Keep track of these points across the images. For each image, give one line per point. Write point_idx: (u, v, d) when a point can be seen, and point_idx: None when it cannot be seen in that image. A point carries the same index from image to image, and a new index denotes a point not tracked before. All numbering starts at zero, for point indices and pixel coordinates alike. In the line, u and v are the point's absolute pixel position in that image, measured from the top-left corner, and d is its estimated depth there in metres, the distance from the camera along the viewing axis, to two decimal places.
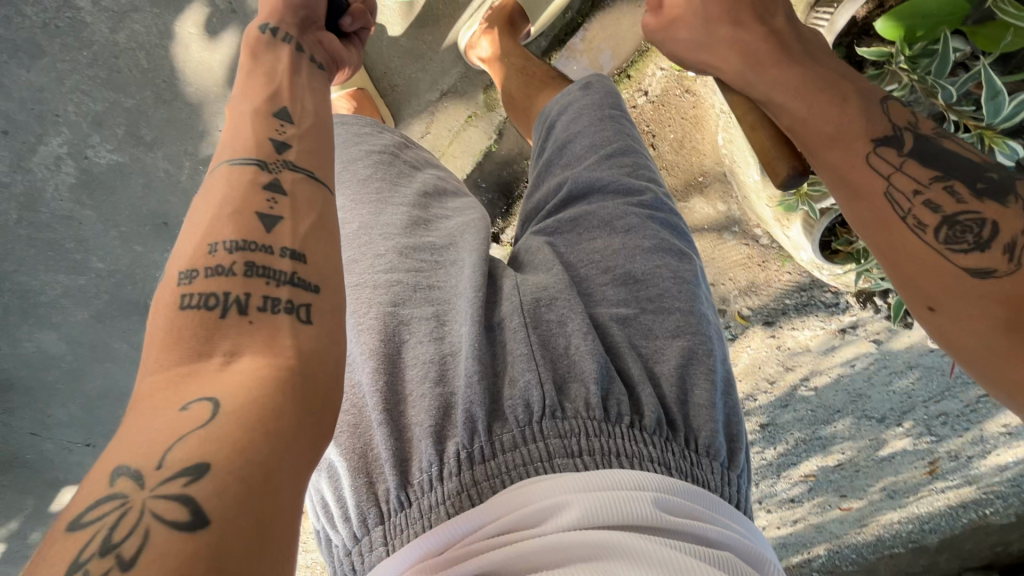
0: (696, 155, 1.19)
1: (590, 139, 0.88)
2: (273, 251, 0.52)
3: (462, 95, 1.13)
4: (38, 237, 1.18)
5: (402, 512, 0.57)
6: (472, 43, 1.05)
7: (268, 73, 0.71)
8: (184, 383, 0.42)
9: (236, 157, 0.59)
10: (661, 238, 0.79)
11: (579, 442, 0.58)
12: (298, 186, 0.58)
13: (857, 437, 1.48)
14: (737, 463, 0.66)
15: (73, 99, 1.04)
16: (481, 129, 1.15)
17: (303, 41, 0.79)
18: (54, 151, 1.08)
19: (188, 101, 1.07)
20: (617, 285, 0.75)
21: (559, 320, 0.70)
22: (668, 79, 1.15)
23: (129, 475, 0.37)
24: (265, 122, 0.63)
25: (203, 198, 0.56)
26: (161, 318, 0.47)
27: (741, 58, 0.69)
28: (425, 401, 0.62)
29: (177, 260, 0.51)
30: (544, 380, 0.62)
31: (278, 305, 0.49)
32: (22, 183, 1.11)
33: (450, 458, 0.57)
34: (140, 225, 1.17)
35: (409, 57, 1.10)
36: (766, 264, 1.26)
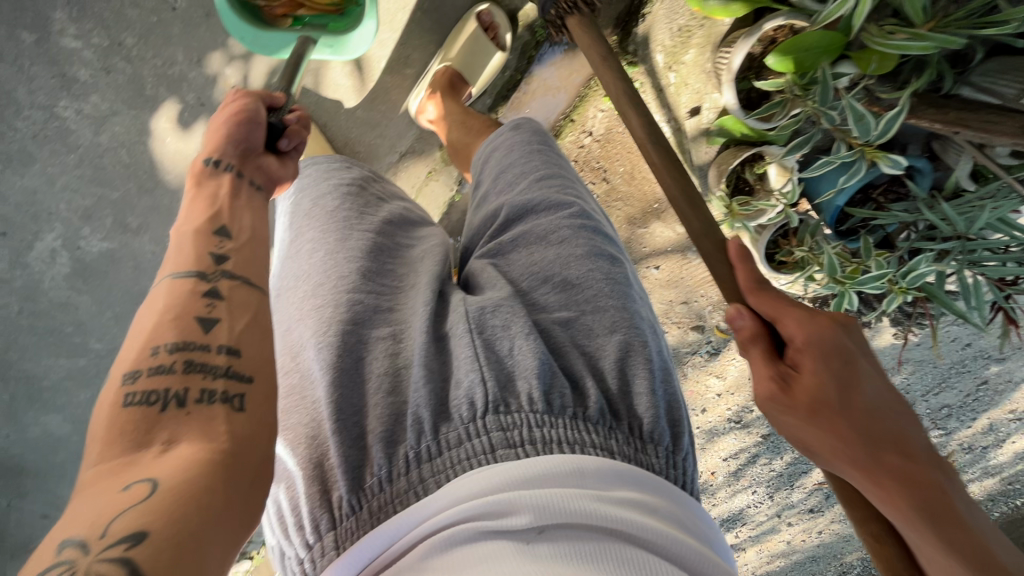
0: (648, 183, 1.26)
1: (521, 167, 0.94)
2: (211, 348, 0.55)
3: (420, 153, 1.22)
4: (40, 326, 1.25)
5: (353, 516, 0.61)
6: (421, 108, 1.14)
7: (210, 200, 0.71)
8: (124, 471, 0.44)
9: (176, 272, 0.62)
10: (594, 243, 0.85)
11: (520, 433, 0.63)
12: (236, 293, 0.61)
13: None
14: (682, 445, 0.71)
15: (63, 197, 1.13)
16: (443, 182, 1.24)
17: (243, 169, 0.77)
18: (49, 245, 1.17)
19: (168, 187, 1.17)
20: (556, 291, 0.81)
21: (503, 324, 0.75)
22: (609, 118, 1.21)
23: (75, 544, 0.39)
24: (202, 240, 0.65)
25: (146, 310, 0.59)
26: (103, 415, 0.49)
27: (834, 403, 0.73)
28: (377, 409, 0.68)
29: (121, 362, 0.53)
30: (486, 379, 0.67)
31: (216, 394, 0.52)
32: (22, 278, 1.19)
33: (400, 459, 0.63)
34: (132, 304, 1.25)
35: (366, 126, 1.18)
36: None
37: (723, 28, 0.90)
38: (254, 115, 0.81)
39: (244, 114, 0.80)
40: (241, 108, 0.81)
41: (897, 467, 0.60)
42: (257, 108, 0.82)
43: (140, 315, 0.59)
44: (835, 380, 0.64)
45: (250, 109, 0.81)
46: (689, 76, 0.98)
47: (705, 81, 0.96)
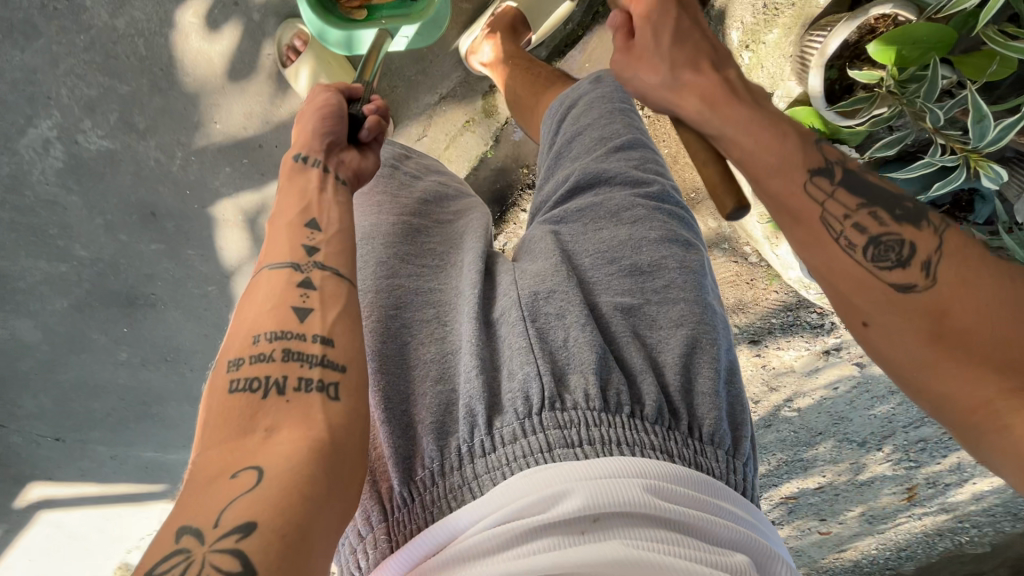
0: (689, 171, 1.22)
1: (600, 131, 0.95)
2: (306, 337, 0.54)
3: (461, 100, 1.15)
4: (24, 223, 1.16)
5: (405, 507, 0.65)
6: (474, 48, 1.06)
7: (300, 193, 0.69)
8: (231, 454, 0.47)
9: (274, 263, 0.62)
10: (667, 228, 0.90)
11: (579, 433, 0.64)
12: (328, 282, 0.60)
13: (839, 460, 1.49)
14: (743, 450, 0.74)
15: (68, 83, 1.02)
16: (478, 135, 1.18)
17: (329, 163, 0.74)
18: (43, 133, 1.06)
19: (184, 90, 1.07)
20: (623, 275, 0.85)
21: (557, 312, 0.79)
22: None
23: (193, 531, 0.42)
24: (295, 230, 0.64)
25: (249, 301, 0.60)
26: (212, 401, 0.51)
27: (700, 97, 0.67)
28: (429, 400, 0.72)
29: (230, 351, 0.56)
30: (541, 372, 0.70)
31: (313, 385, 0.52)
32: (8, 165, 1.08)
33: (452, 453, 0.66)
34: (127, 214, 1.18)
35: (409, 60, 1.08)
36: (754, 282, 1.28)
37: (816, 9, 0.83)
38: (337, 107, 0.77)
39: (324, 108, 0.75)
40: (325, 101, 0.77)
41: (717, 98, 0.66)
42: (338, 101, 0.78)
43: (242, 304, 0.60)
44: (655, 28, 0.70)
45: (330, 103, 0.77)
46: (765, 58, 0.91)
47: (785, 65, 0.89)
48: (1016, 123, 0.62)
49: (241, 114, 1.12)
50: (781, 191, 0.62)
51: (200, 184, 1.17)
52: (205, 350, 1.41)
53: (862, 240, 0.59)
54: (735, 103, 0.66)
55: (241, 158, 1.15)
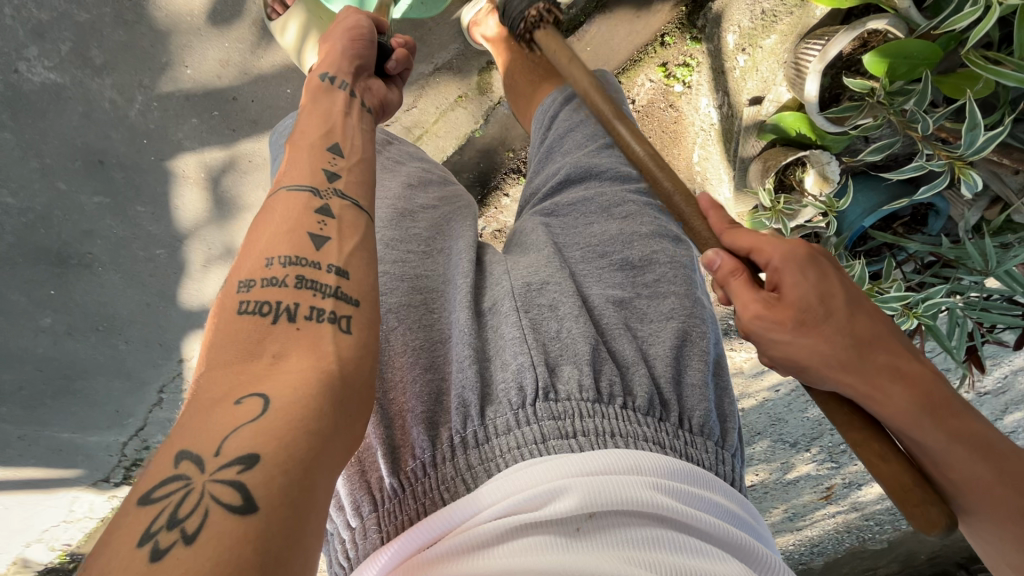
0: (671, 168, 1.21)
1: (591, 130, 0.89)
2: (321, 267, 0.54)
3: (457, 73, 1.11)
4: None
5: (395, 498, 0.59)
6: (477, 20, 1.01)
7: (325, 113, 0.69)
8: (235, 379, 0.45)
9: (292, 184, 0.61)
10: (658, 224, 0.84)
11: (573, 423, 0.59)
12: (347, 213, 0.59)
13: (771, 459, 1.58)
14: (730, 442, 0.69)
15: (14, 2, 0.93)
16: (470, 112, 1.14)
17: (356, 87, 0.77)
18: None
19: (154, 26, 0.98)
20: (614, 270, 0.79)
21: (550, 304, 0.72)
22: (655, 90, 1.16)
23: (192, 458, 0.40)
24: (317, 154, 0.64)
25: (260, 222, 0.57)
26: (220, 320, 0.50)
27: (887, 376, 0.57)
28: (418, 388, 0.65)
29: (237, 270, 0.53)
30: (535, 362, 0.63)
31: (325, 315, 0.51)
32: None
33: (445, 443, 0.60)
34: (70, 159, 1.05)
35: (407, 25, 1.06)
36: None
37: (813, 20, 0.89)
38: (367, 35, 0.81)
39: (356, 33, 0.79)
40: (356, 24, 0.80)
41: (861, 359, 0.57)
42: (367, 28, 0.81)
43: (254, 221, 0.58)
44: (789, 277, 0.58)
45: (360, 29, 0.80)
46: (762, 61, 0.96)
47: (778, 71, 0.93)
48: (999, 135, 0.68)
49: (216, 61, 1.03)
50: (967, 472, 0.56)
51: (160, 133, 1.06)
52: (142, 322, 1.26)
53: None
54: (909, 372, 0.57)
55: (212, 109, 1.06)
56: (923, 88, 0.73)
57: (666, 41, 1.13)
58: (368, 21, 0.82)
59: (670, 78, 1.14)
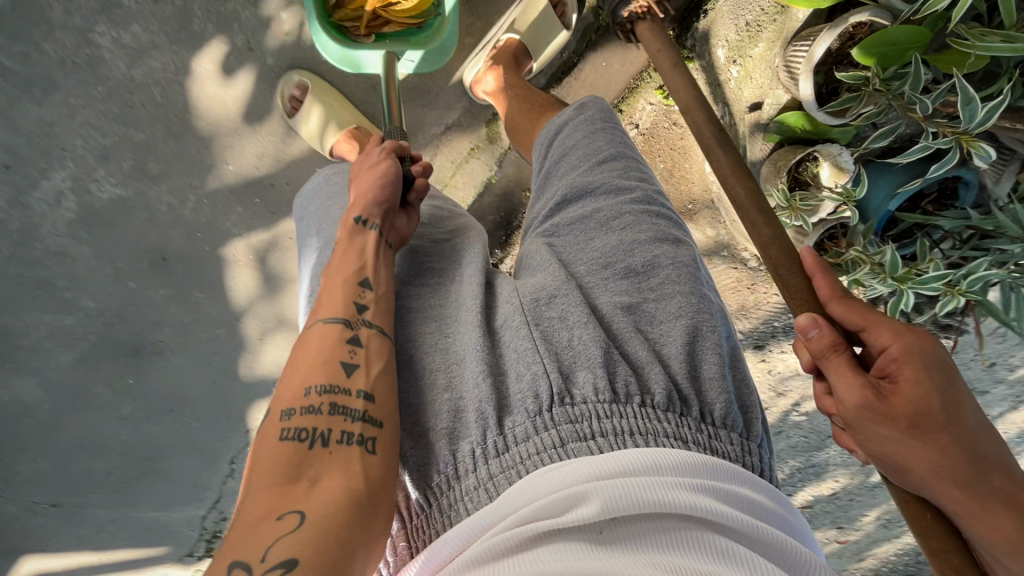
0: (685, 183, 1.27)
1: (584, 150, 0.84)
2: (352, 392, 0.58)
3: (466, 129, 1.19)
4: (35, 276, 1.14)
5: (423, 513, 0.57)
6: (478, 79, 1.10)
7: (355, 255, 0.73)
8: (276, 498, 0.50)
9: (326, 316, 0.66)
10: (658, 228, 0.75)
11: (591, 424, 0.56)
12: (375, 340, 0.64)
13: (851, 463, 1.48)
14: (755, 432, 0.64)
15: (82, 134, 1.01)
16: (483, 161, 1.21)
17: (384, 228, 0.79)
18: (55, 186, 1.05)
19: (199, 135, 1.07)
20: (618, 279, 0.71)
21: (560, 316, 0.66)
22: (657, 113, 1.21)
23: (242, 565, 0.45)
24: (349, 288, 0.68)
25: (300, 352, 0.63)
26: (265, 442, 0.55)
27: (962, 462, 0.57)
28: (439, 406, 0.61)
29: (280, 398, 0.58)
30: (549, 370, 0.60)
31: (355, 437, 0.56)
32: (17, 220, 1.07)
33: (465, 456, 0.56)
34: (137, 261, 1.17)
35: (415, 93, 1.13)
36: (756, 286, 1.30)
37: (797, 23, 0.90)
38: (396, 178, 0.82)
39: (388, 177, 0.81)
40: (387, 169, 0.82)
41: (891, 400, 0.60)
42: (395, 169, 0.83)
43: (294, 350, 0.64)
44: (926, 377, 0.58)
45: (389, 171, 0.82)
46: (753, 70, 0.99)
47: (771, 76, 0.95)
48: (999, 106, 0.69)
49: (253, 155, 1.13)
50: None
51: (211, 226, 1.17)
52: (212, 397, 1.35)
53: None
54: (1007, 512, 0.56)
55: (254, 197, 1.17)
56: (915, 71, 0.74)
57: None
58: (395, 161, 0.84)
59: (670, 100, 1.19)
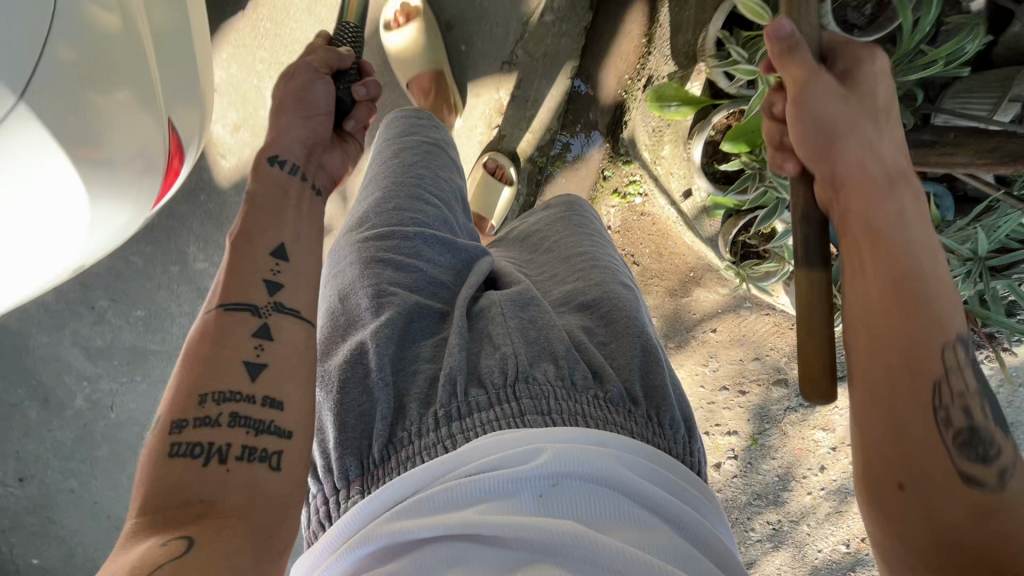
0: (677, 256, 1.36)
1: (553, 229, 1.03)
2: (257, 401, 0.57)
3: None
4: None
5: (379, 467, 0.62)
6: None
7: (277, 189, 0.76)
8: (170, 525, 0.47)
9: (229, 302, 0.63)
10: (603, 272, 0.89)
11: (546, 403, 0.64)
12: (286, 334, 0.63)
13: None
14: (696, 441, 0.71)
15: None
16: None
17: (308, 164, 0.82)
18: None
19: None
20: (573, 308, 0.84)
21: (531, 318, 0.76)
22: (622, 212, 1.33)
23: None
24: (259, 262, 0.67)
25: (194, 344, 0.60)
26: (152, 455, 0.52)
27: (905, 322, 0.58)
28: (420, 378, 0.69)
29: (168, 403, 0.55)
30: (518, 352, 0.68)
31: (258, 453, 0.54)
32: None
33: (430, 417, 0.63)
34: None
35: None
36: (796, 324, 1.41)
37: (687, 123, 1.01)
38: (318, 110, 0.86)
39: (308, 109, 0.85)
40: (310, 100, 0.86)
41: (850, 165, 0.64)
42: (320, 96, 0.87)
43: (186, 342, 0.61)
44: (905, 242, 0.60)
45: (311, 98, 0.86)
46: (672, 166, 1.08)
47: (686, 167, 1.04)
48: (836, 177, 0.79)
49: None
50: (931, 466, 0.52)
51: None
52: None
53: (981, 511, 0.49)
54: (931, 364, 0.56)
55: None
56: (769, 159, 0.83)
57: (606, 175, 1.31)
58: (325, 85, 0.87)
59: (628, 198, 1.31)
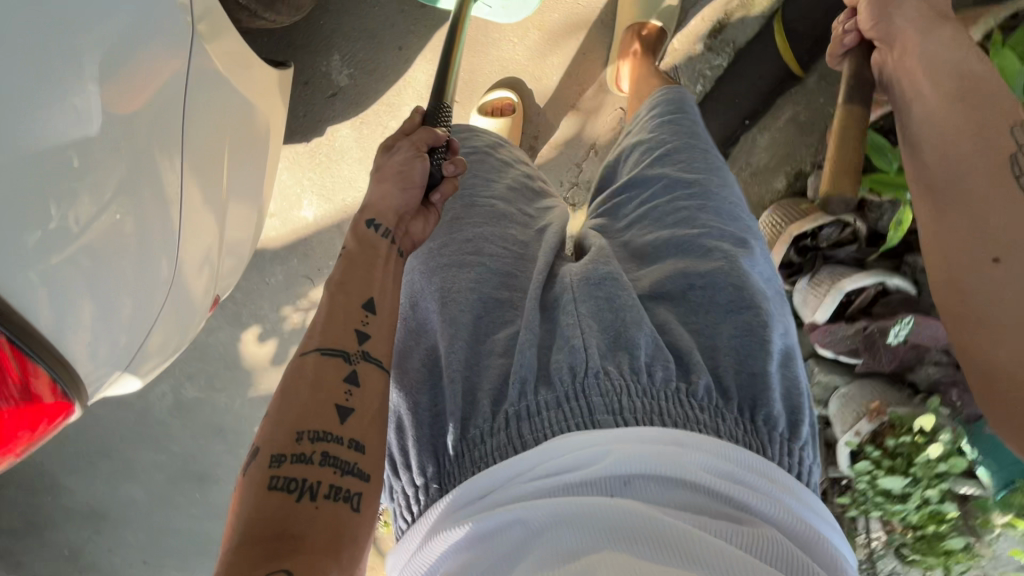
0: None
1: (648, 144, 0.99)
2: (344, 442, 0.66)
3: None
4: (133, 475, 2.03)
5: (457, 462, 0.67)
6: None
7: (370, 264, 0.82)
8: (272, 553, 0.56)
9: (324, 348, 0.72)
10: (713, 227, 0.83)
11: (621, 401, 0.63)
12: (370, 381, 0.72)
13: None
14: (800, 435, 0.69)
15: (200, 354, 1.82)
16: None
17: (397, 231, 0.88)
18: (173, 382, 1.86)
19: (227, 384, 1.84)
20: (666, 271, 0.80)
21: (607, 297, 0.74)
22: None
23: None
24: (353, 316, 0.76)
25: (293, 385, 0.69)
26: (255, 486, 0.61)
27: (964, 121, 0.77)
28: (493, 369, 0.71)
29: (269, 442, 0.64)
30: (590, 344, 0.67)
31: (343, 492, 0.63)
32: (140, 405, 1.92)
33: (500, 416, 0.66)
34: (176, 439, 1.94)
35: None
36: None
37: None
38: (413, 181, 0.88)
39: (407, 182, 0.87)
40: (410, 176, 0.87)
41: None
42: (419, 173, 0.88)
43: (284, 380, 0.70)
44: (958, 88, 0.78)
45: (411, 172, 0.88)
46: None
47: None
48: None
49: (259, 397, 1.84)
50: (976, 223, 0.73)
51: (221, 424, 1.90)
52: None
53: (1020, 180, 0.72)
54: (969, 148, 0.76)
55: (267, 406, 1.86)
56: None
57: None
58: (422, 164, 0.88)
59: None
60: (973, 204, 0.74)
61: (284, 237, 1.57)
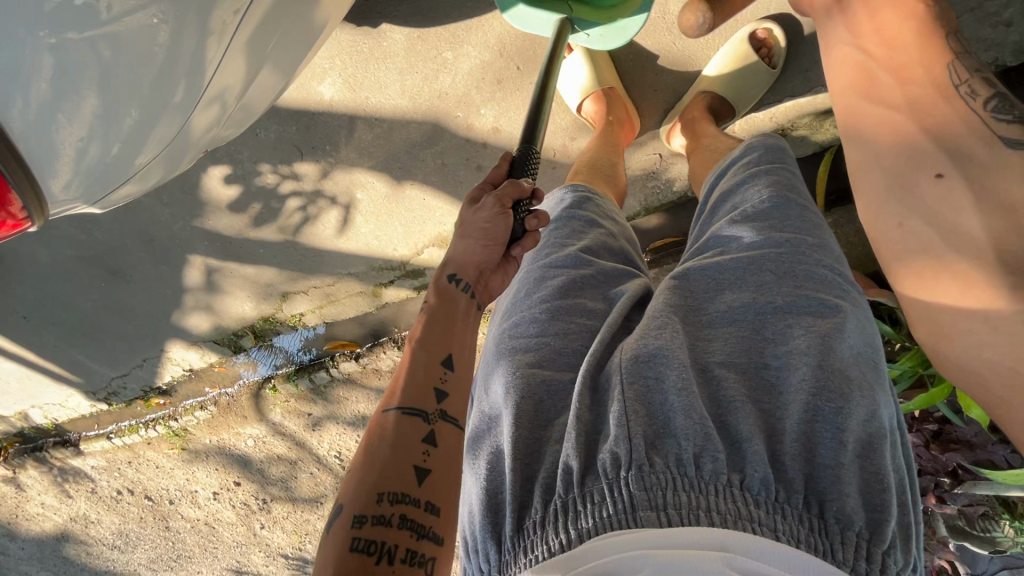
0: None
1: (744, 194, 1.02)
2: (420, 505, 0.69)
3: (362, 277, 1.80)
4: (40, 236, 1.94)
5: (512, 552, 0.73)
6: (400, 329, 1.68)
7: (449, 318, 0.88)
8: None
9: (406, 406, 0.77)
10: (803, 294, 0.86)
11: (661, 497, 0.68)
12: (447, 440, 0.76)
13: None
14: (884, 537, 0.68)
15: None
16: (367, 300, 1.85)
17: (477, 286, 0.93)
18: None
19: (173, 199, 1.77)
20: (729, 342, 0.86)
21: (656, 377, 0.80)
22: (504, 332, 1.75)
23: None
24: (432, 372, 0.81)
25: (374, 446, 0.74)
26: (338, 550, 0.65)
27: (875, 131, 0.90)
28: (548, 461, 0.77)
29: (351, 503, 0.68)
30: (632, 435, 0.72)
31: (418, 557, 0.66)
32: None
33: (552, 509, 0.72)
34: (97, 226, 1.84)
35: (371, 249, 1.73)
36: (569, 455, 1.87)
37: None
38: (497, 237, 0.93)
39: (490, 240, 0.92)
40: (492, 232, 0.92)
41: (862, 18, 0.92)
42: (503, 228, 0.93)
43: (364, 442, 0.76)
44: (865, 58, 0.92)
45: (495, 230, 0.93)
46: None
47: None
48: None
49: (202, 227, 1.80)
50: (888, 175, 0.88)
51: (151, 233, 1.84)
52: (136, 332, 2.05)
53: (989, 89, 0.85)
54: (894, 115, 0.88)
55: (205, 239, 1.82)
56: None
57: None
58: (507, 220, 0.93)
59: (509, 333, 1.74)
60: (909, 154, 0.86)
61: (290, 103, 1.56)
